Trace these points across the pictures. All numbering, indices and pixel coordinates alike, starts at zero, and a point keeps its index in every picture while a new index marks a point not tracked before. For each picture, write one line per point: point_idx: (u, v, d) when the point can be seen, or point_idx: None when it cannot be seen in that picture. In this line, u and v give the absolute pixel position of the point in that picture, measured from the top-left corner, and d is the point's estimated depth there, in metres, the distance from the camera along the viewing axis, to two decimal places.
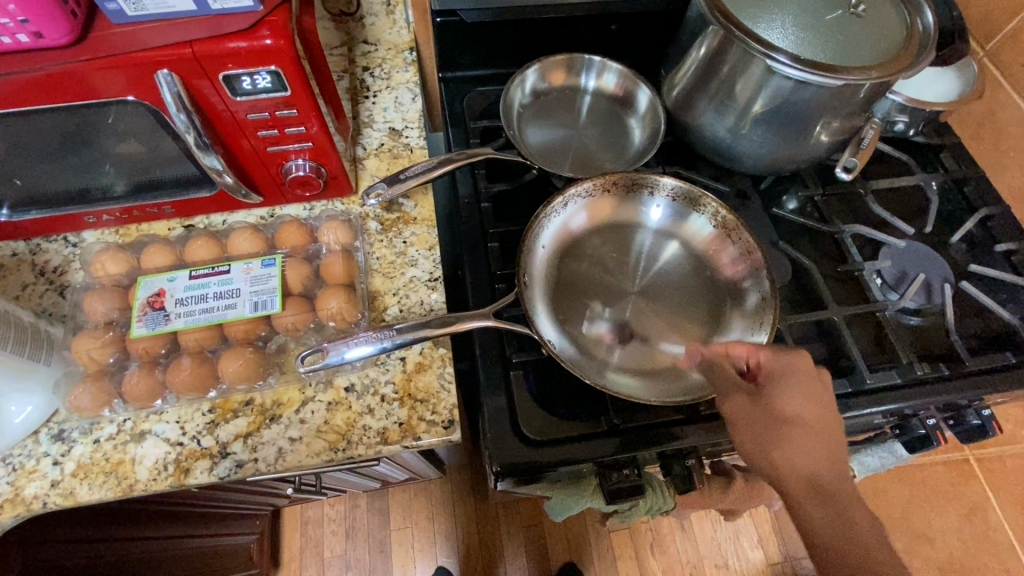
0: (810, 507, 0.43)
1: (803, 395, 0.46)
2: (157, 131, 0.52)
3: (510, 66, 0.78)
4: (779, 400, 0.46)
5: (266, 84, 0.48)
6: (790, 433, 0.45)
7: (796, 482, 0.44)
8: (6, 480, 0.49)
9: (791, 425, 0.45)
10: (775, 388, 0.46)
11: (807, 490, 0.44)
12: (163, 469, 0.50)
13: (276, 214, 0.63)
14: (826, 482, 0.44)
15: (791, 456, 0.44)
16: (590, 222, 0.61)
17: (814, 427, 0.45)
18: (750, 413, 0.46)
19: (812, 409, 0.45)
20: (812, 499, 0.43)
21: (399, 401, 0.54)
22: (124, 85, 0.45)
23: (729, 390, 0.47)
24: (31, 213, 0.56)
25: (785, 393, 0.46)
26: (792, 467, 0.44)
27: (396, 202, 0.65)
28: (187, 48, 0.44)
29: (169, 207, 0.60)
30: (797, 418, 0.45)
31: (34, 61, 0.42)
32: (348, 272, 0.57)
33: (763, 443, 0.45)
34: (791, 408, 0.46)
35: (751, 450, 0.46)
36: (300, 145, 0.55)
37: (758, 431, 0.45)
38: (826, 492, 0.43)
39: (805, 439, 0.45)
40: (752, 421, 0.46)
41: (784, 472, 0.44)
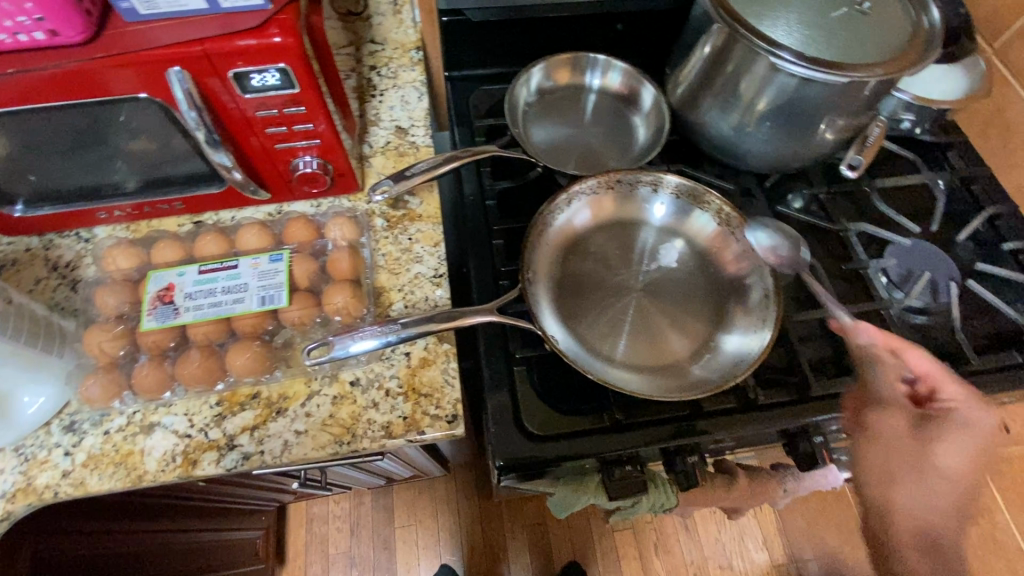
0: (901, 541, 0.49)
1: (977, 456, 0.48)
2: (169, 128, 0.53)
3: (516, 65, 0.78)
4: (940, 448, 0.49)
5: (275, 82, 0.48)
6: (931, 481, 0.49)
7: (914, 521, 0.49)
8: (18, 470, 0.50)
9: (934, 473, 0.48)
10: (936, 433, 0.49)
11: (904, 524, 0.49)
12: (171, 461, 0.51)
13: (283, 210, 0.64)
14: (942, 540, 0.48)
15: (914, 497, 0.49)
16: (594, 219, 0.62)
17: (963, 482, 0.48)
18: (887, 441, 0.50)
19: (968, 467, 0.48)
20: (909, 533, 0.49)
21: (403, 395, 0.55)
22: (136, 83, 0.46)
23: (889, 410, 0.51)
24: (45, 209, 0.58)
25: (947, 442, 0.49)
26: (912, 508, 0.49)
27: (402, 199, 0.65)
28: (198, 45, 0.44)
29: (179, 203, 0.61)
30: (945, 471, 0.48)
31: (49, 58, 0.43)
32: (354, 268, 0.58)
33: (892, 472, 0.49)
34: (947, 463, 0.48)
35: (873, 469, 0.50)
36: (308, 143, 0.56)
37: (892, 460, 0.50)
38: (942, 547, 0.47)
39: (941, 489, 0.48)
40: (897, 453, 0.50)
41: (922, 512, 0.49)
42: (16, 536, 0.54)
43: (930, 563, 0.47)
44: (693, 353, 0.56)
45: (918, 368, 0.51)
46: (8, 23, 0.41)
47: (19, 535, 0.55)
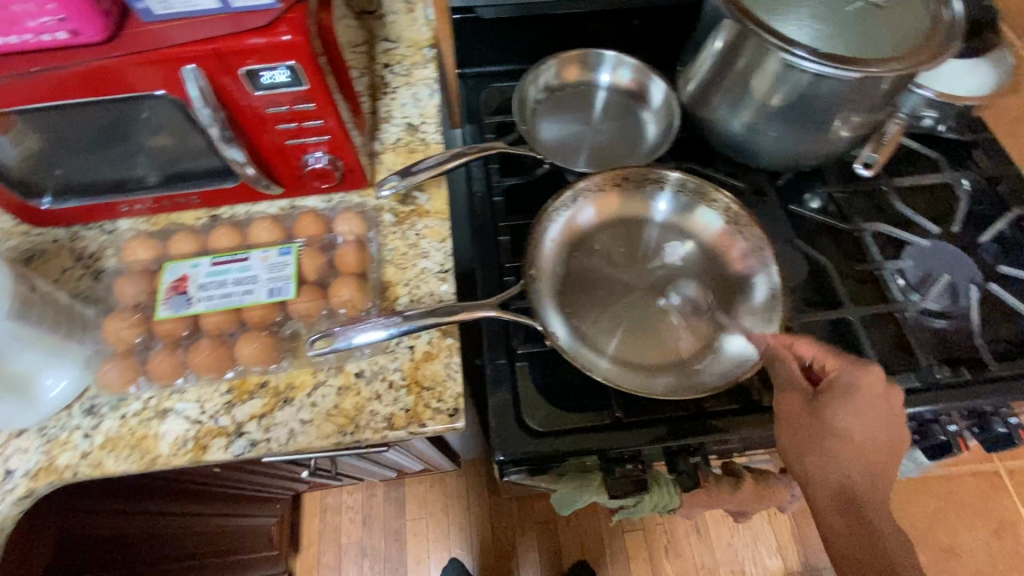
0: (826, 508, 0.47)
1: (872, 414, 0.47)
2: (186, 124, 0.54)
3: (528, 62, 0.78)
4: (835, 410, 0.47)
5: (285, 79, 0.49)
6: (846, 446, 0.46)
7: (827, 487, 0.47)
8: (42, 449, 0.53)
9: (837, 438, 0.47)
10: (832, 401, 0.47)
11: (826, 489, 0.47)
12: (183, 445, 0.53)
13: (296, 205, 0.66)
14: (861, 495, 0.46)
15: (823, 466, 0.47)
16: (599, 216, 0.61)
17: (854, 440, 0.46)
18: (794, 423, 0.48)
19: (868, 424, 0.47)
20: (831, 496, 0.47)
21: (406, 388, 0.56)
22: (153, 80, 0.48)
23: (786, 391, 0.50)
24: (71, 201, 0.60)
25: (839, 406, 0.47)
26: (828, 474, 0.47)
27: (411, 195, 0.67)
28: (211, 44, 0.46)
29: (196, 197, 0.63)
30: (850, 434, 0.46)
31: (71, 56, 0.46)
32: (361, 262, 0.59)
33: (797, 448, 0.48)
34: (845, 425, 0.47)
35: (787, 445, 0.48)
36: (318, 139, 0.57)
37: (801, 437, 0.48)
38: (854, 496, 0.47)
39: (850, 449, 0.47)
40: (802, 433, 0.48)
41: (835, 475, 0.47)
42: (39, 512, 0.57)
43: (845, 518, 0.46)
44: (697, 352, 0.56)
45: (811, 350, 0.50)
46: (34, 23, 0.43)
47: (43, 511, 0.58)
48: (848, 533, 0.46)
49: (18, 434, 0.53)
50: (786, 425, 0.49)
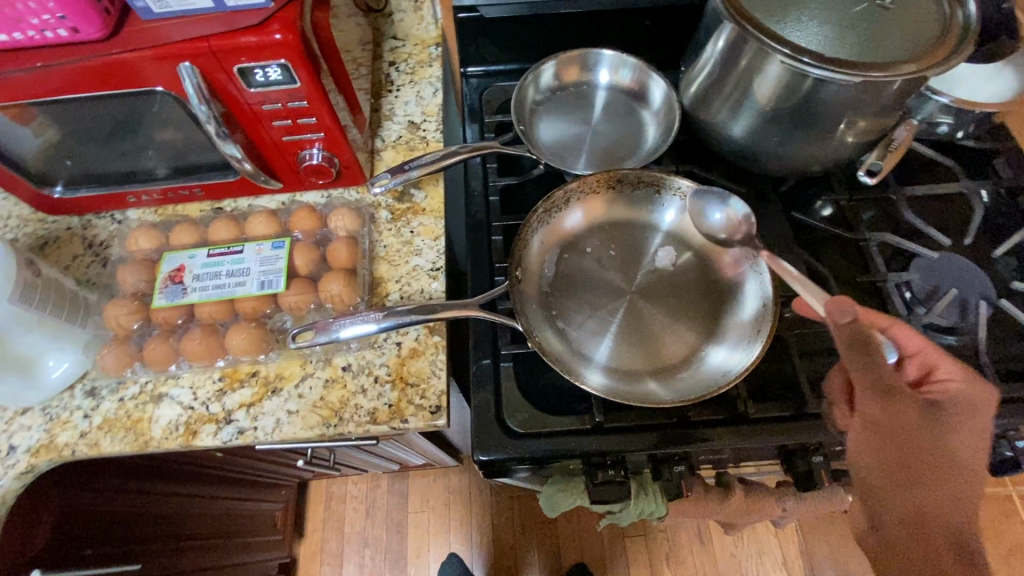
0: (906, 531, 0.47)
1: (973, 435, 0.46)
2: (186, 120, 0.56)
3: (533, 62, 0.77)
4: (944, 430, 0.46)
5: (277, 77, 0.50)
6: (948, 472, 0.46)
7: (922, 514, 0.47)
8: (45, 427, 0.55)
9: (947, 462, 0.46)
10: (944, 418, 0.46)
11: (918, 517, 0.47)
12: (175, 430, 0.55)
13: (295, 200, 0.67)
14: (964, 527, 0.46)
15: (930, 491, 0.46)
16: (590, 219, 0.61)
17: (957, 465, 0.46)
18: (884, 440, 0.47)
19: (981, 451, 0.46)
20: (931, 525, 0.46)
21: (391, 383, 0.56)
22: (151, 77, 0.49)
23: (864, 385, 0.46)
24: (82, 191, 0.63)
25: (947, 425, 0.46)
26: (933, 500, 0.46)
27: (407, 193, 0.67)
28: (205, 42, 0.47)
29: (199, 190, 0.65)
30: (951, 456, 0.46)
31: (74, 53, 0.47)
32: (352, 258, 0.60)
33: (897, 470, 0.47)
34: (951, 448, 0.46)
35: (889, 467, 0.47)
36: (314, 135, 0.58)
37: (906, 463, 0.47)
38: (944, 522, 0.46)
39: (957, 475, 0.46)
40: (912, 454, 0.46)
41: (941, 501, 0.46)
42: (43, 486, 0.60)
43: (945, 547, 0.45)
44: (684, 359, 0.55)
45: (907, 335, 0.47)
46: (36, 21, 0.45)
47: (49, 486, 0.62)
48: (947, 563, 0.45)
49: (24, 412, 0.56)
50: (886, 444, 0.47)
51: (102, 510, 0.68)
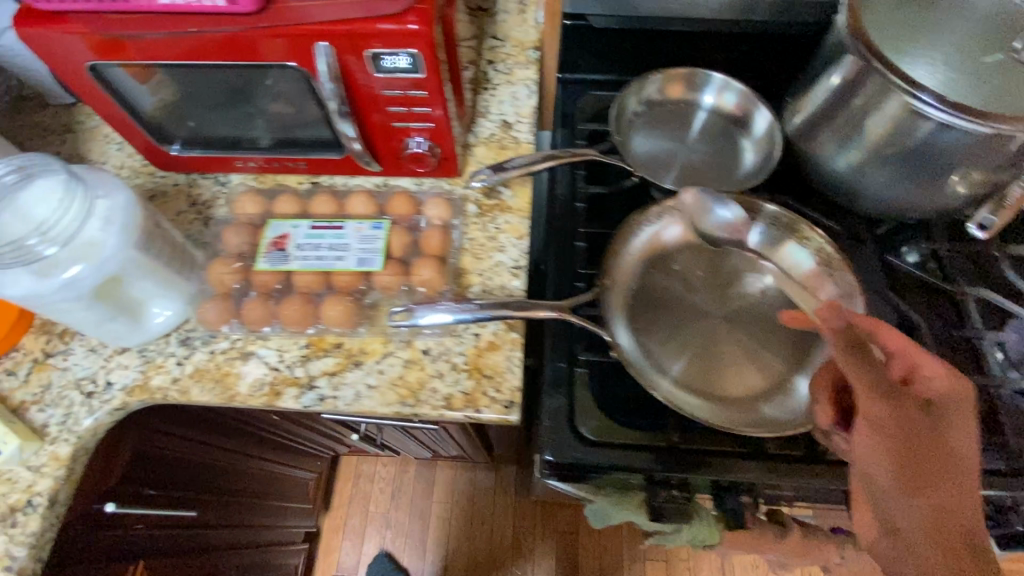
0: (928, 542, 0.38)
1: (959, 428, 0.40)
2: (306, 96, 0.59)
3: (631, 73, 0.77)
4: (952, 436, 0.40)
5: (404, 65, 0.52)
6: (943, 470, 0.39)
7: (943, 523, 0.38)
8: (140, 369, 0.59)
9: (919, 454, 0.40)
10: (945, 420, 0.41)
11: (941, 530, 0.38)
12: (260, 388, 0.58)
13: (389, 184, 0.69)
14: (974, 539, 0.38)
15: (948, 501, 0.39)
16: (686, 235, 0.61)
17: (967, 467, 0.39)
18: (901, 436, 0.40)
19: (974, 447, 0.40)
20: (946, 535, 0.38)
21: (467, 372, 0.58)
22: (288, 53, 0.52)
23: (873, 393, 0.41)
24: (195, 151, 0.66)
25: (950, 422, 0.41)
26: (948, 506, 0.39)
27: (496, 190, 0.69)
28: (345, 25, 0.49)
29: (303, 163, 0.67)
30: (948, 454, 0.40)
31: (224, 22, 0.50)
32: (444, 246, 0.61)
33: (904, 470, 0.40)
34: (956, 447, 0.40)
35: (882, 468, 0.40)
36: (423, 124, 0.60)
37: (913, 463, 0.40)
38: (973, 536, 0.38)
39: (960, 476, 0.39)
40: (920, 453, 0.40)
41: (955, 514, 0.38)
42: (126, 423, 0.64)
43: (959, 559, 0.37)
44: (763, 390, 0.54)
45: (883, 334, 0.44)
46: None
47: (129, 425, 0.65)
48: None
49: (123, 351, 0.60)
50: (887, 441, 0.40)
51: (170, 454, 0.71)
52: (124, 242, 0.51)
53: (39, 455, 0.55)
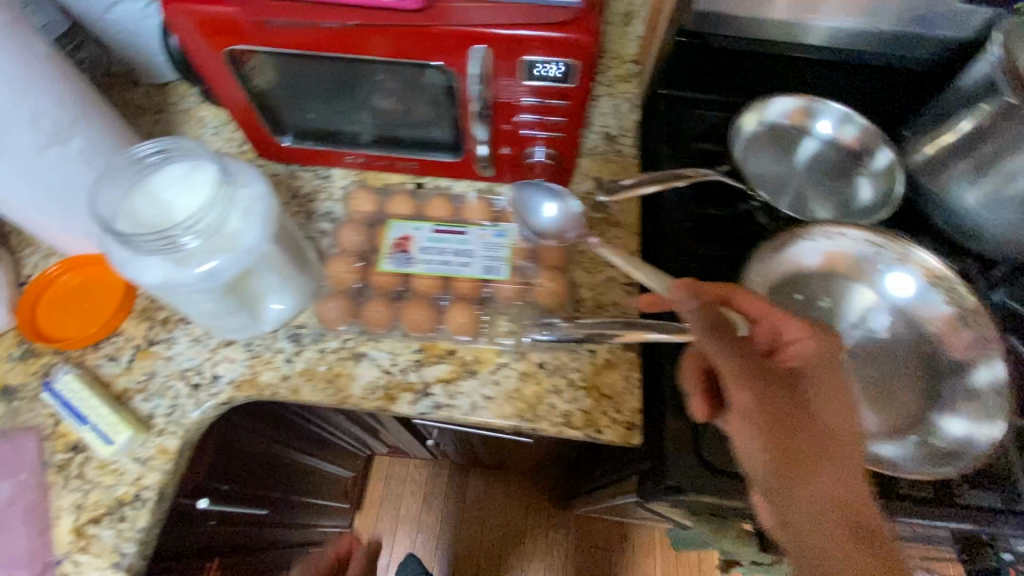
0: (827, 528, 0.39)
1: (838, 400, 0.42)
2: (436, 97, 0.56)
3: (735, 101, 0.76)
4: (814, 404, 0.41)
5: (556, 74, 0.50)
6: (817, 441, 0.40)
7: (832, 505, 0.39)
8: (248, 363, 0.57)
9: (796, 424, 0.40)
10: (810, 384, 0.42)
11: (833, 508, 0.39)
12: (373, 391, 0.56)
13: (493, 191, 0.67)
14: (862, 514, 0.39)
15: (825, 477, 0.40)
16: (818, 264, 0.60)
17: (837, 436, 0.41)
18: (764, 415, 0.40)
19: (844, 415, 0.41)
20: (827, 510, 0.39)
21: (585, 390, 0.56)
22: (439, 53, 0.50)
23: (745, 376, 0.41)
24: (306, 144, 0.64)
25: (808, 384, 0.42)
26: (831, 484, 0.39)
27: (604, 204, 0.68)
28: (511, 30, 0.47)
29: (413, 163, 0.65)
30: (818, 421, 0.41)
31: (383, 18, 0.48)
32: (563, 258, 0.60)
33: (785, 453, 0.40)
34: (826, 420, 0.41)
35: (763, 452, 0.41)
36: (551, 135, 0.58)
37: (784, 441, 0.40)
38: (852, 507, 0.39)
39: (837, 446, 0.40)
40: (789, 428, 0.40)
41: (831, 487, 0.39)
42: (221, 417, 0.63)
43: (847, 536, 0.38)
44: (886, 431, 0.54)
45: (749, 307, 0.45)
46: None
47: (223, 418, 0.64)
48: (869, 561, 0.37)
49: (229, 344, 0.58)
50: (763, 424, 0.40)
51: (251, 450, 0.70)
52: (262, 236, 0.49)
53: (145, 448, 0.53)
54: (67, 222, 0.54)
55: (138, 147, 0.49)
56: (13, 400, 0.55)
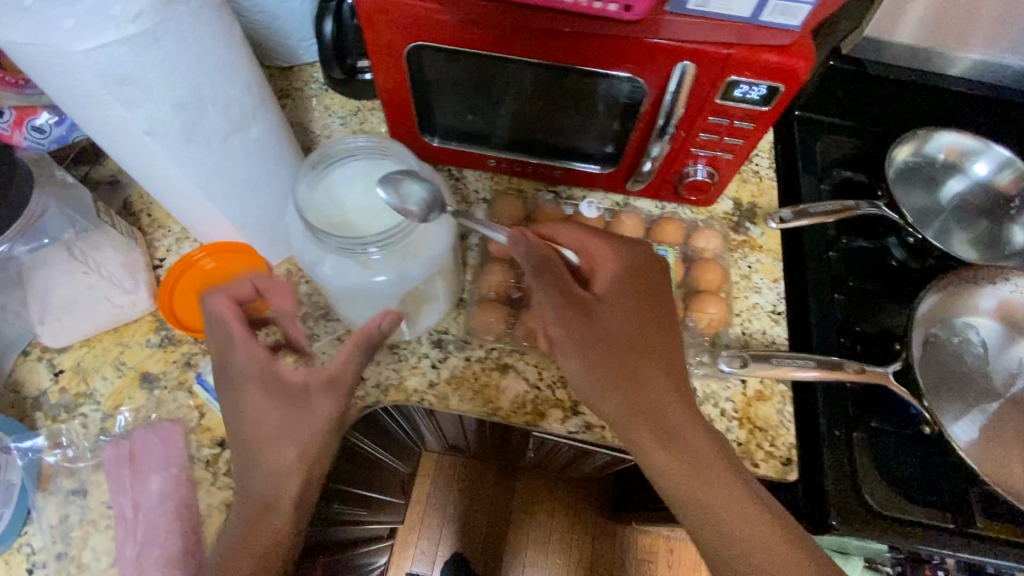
0: (647, 437, 0.45)
1: (647, 327, 0.47)
2: (610, 109, 0.55)
3: (878, 130, 0.73)
4: (610, 317, 0.47)
5: (756, 96, 0.49)
6: (642, 370, 0.46)
7: (639, 406, 0.45)
8: (394, 367, 0.56)
9: (617, 353, 0.46)
10: (609, 308, 0.47)
11: (637, 414, 0.45)
12: (523, 406, 0.55)
13: (628, 203, 0.65)
14: (682, 428, 0.45)
15: (631, 390, 0.45)
16: (988, 306, 0.60)
17: (650, 364, 0.46)
18: (584, 344, 0.46)
19: (674, 352, 0.48)
20: (646, 421, 0.45)
21: (738, 420, 0.55)
22: (639, 65, 0.48)
23: (548, 303, 0.47)
24: (451, 145, 0.63)
25: (607, 301, 0.47)
26: (637, 395, 0.45)
27: (744, 226, 0.66)
28: (726, 49, 0.46)
29: (559, 172, 0.64)
30: (603, 326, 0.46)
31: (595, 28, 0.45)
32: (720, 281, 0.58)
33: (619, 379, 0.46)
34: (613, 326, 0.46)
35: (586, 376, 0.46)
36: (720, 154, 0.56)
37: (631, 372, 0.46)
38: (665, 416, 0.45)
39: (654, 373, 0.46)
40: (630, 361, 0.46)
41: (658, 407, 0.45)
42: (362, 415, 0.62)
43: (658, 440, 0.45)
44: None
45: (565, 236, 0.51)
46: None
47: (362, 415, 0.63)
48: (673, 459, 0.45)
49: None
50: (603, 364, 0.46)
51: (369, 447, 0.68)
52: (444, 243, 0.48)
53: None
54: (223, 214, 0.52)
55: (334, 143, 0.48)
56: (155, 389, 0.53)
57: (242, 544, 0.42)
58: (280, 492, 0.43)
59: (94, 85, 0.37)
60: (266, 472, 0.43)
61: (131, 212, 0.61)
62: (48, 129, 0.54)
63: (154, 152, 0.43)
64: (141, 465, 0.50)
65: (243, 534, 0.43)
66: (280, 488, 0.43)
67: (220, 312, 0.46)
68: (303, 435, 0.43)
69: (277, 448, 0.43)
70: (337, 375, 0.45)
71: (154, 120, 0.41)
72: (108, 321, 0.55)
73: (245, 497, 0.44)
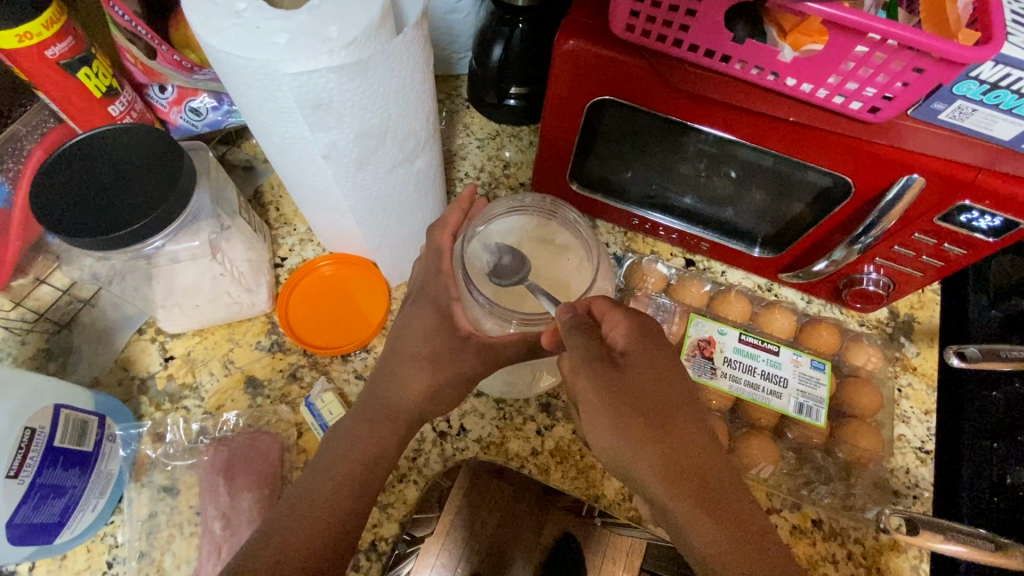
0: (685, 505, 0.32)
1: (670, 370, 0.35)
2: (795, 197, 0.49)
3: None
4: (643, 371, 0.34)
5: (983, 225, 0.42)
6: (659, 414, 0.33)
7: (680, 463, 0.33)
8: (497, 423, 0.52)
9: (643, 400, 0.33)
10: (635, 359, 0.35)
11: (678, 474, 0.32)
12: (626, 498, 0.50)
13: (773, 290, 0.60)
14: (720, 481, 0.33)
15: (660, 446, 0.33)
16: None
17: (678, 407, 0.34)
18: (613, 395, 0.33)
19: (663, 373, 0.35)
20: (687, 481, 0.32)
21: (865, 568, 0.49)
22: (854, 170, 0.43)
23: (580, 365, 0.35)
24: (595, 194, 0.57)
25: (640, 355, 0.35)
26: (676, 451, 0.33)
27: (898, 342, 0.58)
28: (972, 172, 0.39)
29: (704, 245, 0.58)
30: (635, 381, 0.34)
31: (823, 122, 0.41)
32: (873, 408, 0.51)
33: (636, 429, 0.33)
34: (647, 378, 0.34)
35: (614, 434, 0.33)
36: (908, 270, 0.49)
37: (632, 414, 0.33)
38: (706, 476, 0.33)
39: (683, 420, 0.34)
40: (633, 396, 0.33)
41: (710, 472, 0.33)
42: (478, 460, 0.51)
43: (701, 508, 0.32)
44: None
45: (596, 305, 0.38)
46: (847, 87, 0.38)
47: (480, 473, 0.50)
48: (718, 535, 0.32)
49: (479, 395, 0.53)
50: (616, 406, 0.33)
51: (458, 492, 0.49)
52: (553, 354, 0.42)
53: (388, 492, 0.49)
54: (361, 235, 0.49)
55: (495, 205, 0.44)
56: (258, 396, 0.51)
57: (353, 453, 0.39)
58: (407, 400, 0.40)
59: (292, 107, 0.35)
60: (399, 380, 0.41)
61: (260, 202, 0.59)
62: (204, 112, 0.53)
63: (321, 174, 0.41)
64: (235, 477, 0.47)
65: (349, 449, 0.39)
66: (406, 390, 0.40)
67: (447, 218, 0.43)
68: (445, 369, 0.40)
69: (416, 363, 0.41)
70: (493, 340, 0.40)
71: (334, 146, 0.38)
72: (224, 316, 0.53)
73: (367, 398, 0.41)
